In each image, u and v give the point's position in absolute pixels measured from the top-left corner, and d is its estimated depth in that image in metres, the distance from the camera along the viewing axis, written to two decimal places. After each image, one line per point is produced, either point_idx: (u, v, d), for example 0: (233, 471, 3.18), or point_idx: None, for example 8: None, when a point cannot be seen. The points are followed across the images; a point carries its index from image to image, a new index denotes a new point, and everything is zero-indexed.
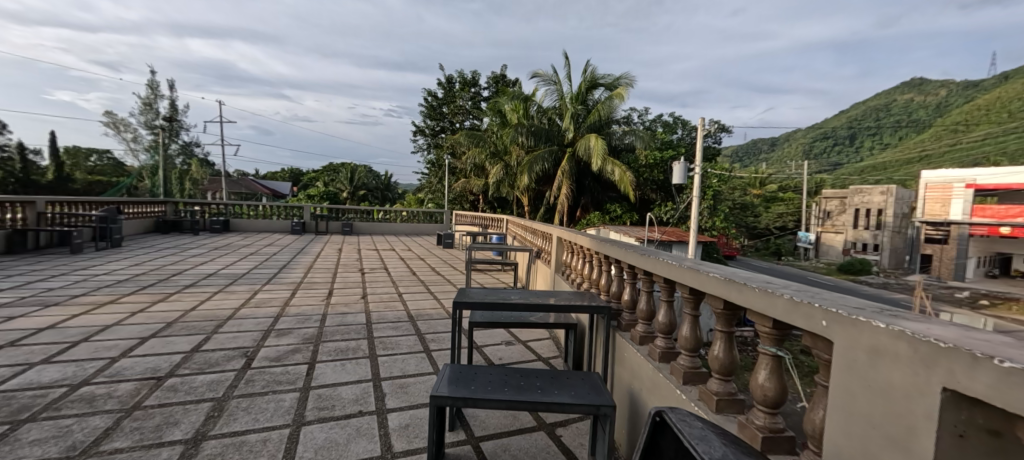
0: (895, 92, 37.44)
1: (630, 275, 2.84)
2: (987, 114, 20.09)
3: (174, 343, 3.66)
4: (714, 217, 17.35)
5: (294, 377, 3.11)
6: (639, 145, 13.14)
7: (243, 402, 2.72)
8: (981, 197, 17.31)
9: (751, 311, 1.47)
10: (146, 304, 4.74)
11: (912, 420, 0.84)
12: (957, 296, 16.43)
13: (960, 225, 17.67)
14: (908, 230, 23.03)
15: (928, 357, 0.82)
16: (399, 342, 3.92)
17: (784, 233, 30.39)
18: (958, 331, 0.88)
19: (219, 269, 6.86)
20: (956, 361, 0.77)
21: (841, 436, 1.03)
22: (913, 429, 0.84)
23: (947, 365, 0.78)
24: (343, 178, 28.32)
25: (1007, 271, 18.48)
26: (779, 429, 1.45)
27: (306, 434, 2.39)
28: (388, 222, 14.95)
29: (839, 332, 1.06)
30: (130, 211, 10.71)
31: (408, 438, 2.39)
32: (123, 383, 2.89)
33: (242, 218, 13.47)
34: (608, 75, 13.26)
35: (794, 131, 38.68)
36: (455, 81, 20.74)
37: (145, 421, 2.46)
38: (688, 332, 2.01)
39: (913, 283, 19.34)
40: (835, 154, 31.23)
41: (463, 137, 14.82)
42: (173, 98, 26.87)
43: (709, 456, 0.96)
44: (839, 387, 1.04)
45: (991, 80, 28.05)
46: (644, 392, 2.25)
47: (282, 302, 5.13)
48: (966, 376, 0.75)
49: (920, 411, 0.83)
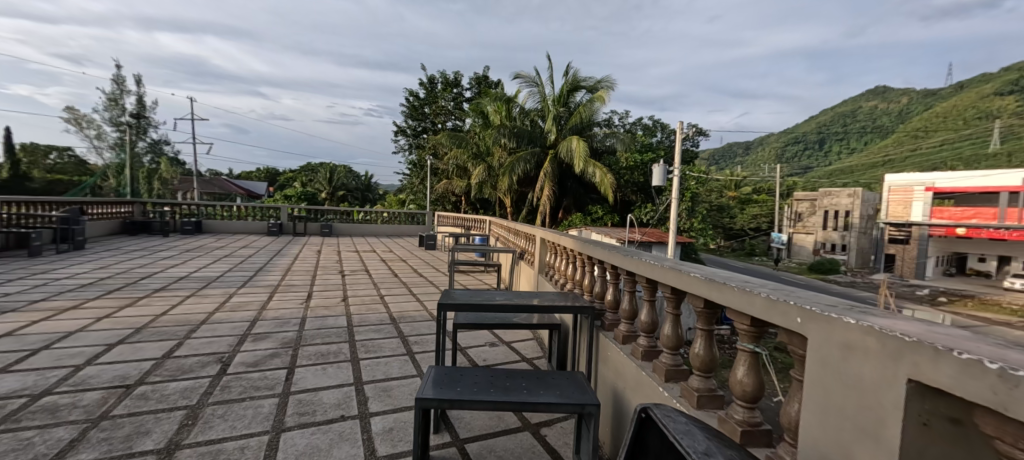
0: (861, 99, 39.39)
1: (614, 275, 2.88)
2: (944, 122, 22.07)
3: (144, 349, 3.53)
4: (693, 219, 17.70)
5: (272, 382, 3.04)
6: (620, 147, 13.25)
7: (219, 409, 2.63)
8: (939, 200, 18.35)
9: (730, 309, 1.53)
10: (112, 309, 4.53)
11: (882, 411, 0.89)
12: (917, 293, 17.32)
13: (921, 226, 18.62)
14: (873, 231, 24.00)
15: (895, 352, 0.87)
16: (382, 345, 3.87)
17: (759, 233, 31.25)
18: (923, 326, 0.95)
19: (191, 271, 6.61)
20: (921, 355, 0.82)
21: (817, 428, 1.09)
22: (881, 419, 0.90)
23: (914, 359, 0.84)
24: (321, 178, 27.82)
25: (963, 269, 19.48)
26: (757, 423, 1.51)
27: (286, 441, 2.34)
28: (369, 224, 14.62)
29: (813, 328, 1.11)
30: (95, 212, 10.18)
31: (392, 442, 2.37)
32: (89, 392, 2.77)
33: (216, 219, 13.00)
34: (590, 78, 13.31)
35: (767, 136, 40.21)
36: (437, 81, 20.60)
37: (114, 431, 2.36)
38: (670, 330, 2.07)
39: (878, 281, 20.21)
40: (806, 158, 32.50)
41: (445, 138, 14.76)
42: (141, 94, 25.65)
43: (693, 450, 1.00)
44: (813, 381, 1.10)
45: (949, 89, 29.78)
46: (628, 390, 2.30)
47: (258, 305, 4.99)
48: (933, 369, 0.80)
49: (888, 401, 0.88)
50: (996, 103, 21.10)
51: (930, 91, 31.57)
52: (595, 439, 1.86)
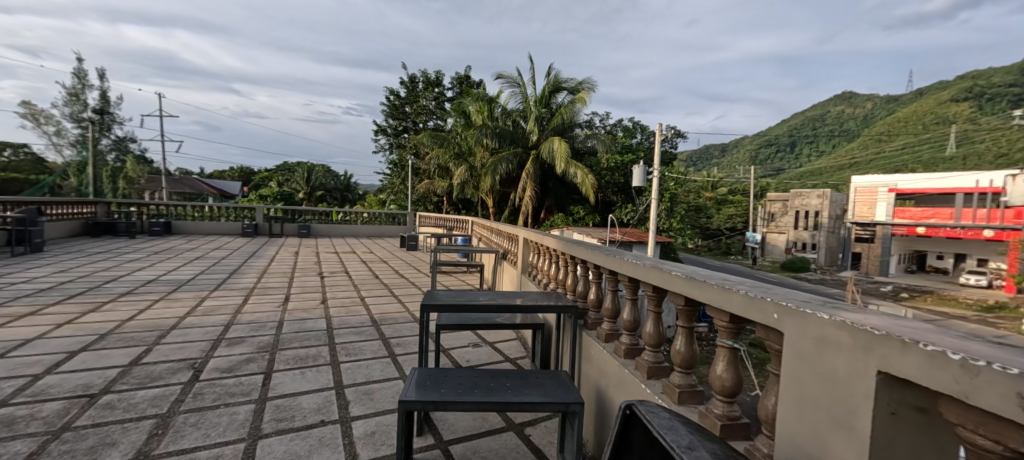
0: (829, 104, 40.99)
1: (596, 274, 2.91)
2: (907, 126, 23.22)
3: (109, 356, 3.36)
4: (672, 219, 18.07)
5: (248, 388, 2.95)
6: (601, 148, 13.38)
7: (191, 417, 2.54)
8: (901, 200, 19.42)
9: (710, 307, 1.56)
10: (74, 315, 4.31)
11: (854, 402, 0.93)
12: (881, 290, 18.14)
13: (885, 226, 19.61)
14: (840, 231, 24.97)
15: (866, 345, 0.91)
16: (363, 348, 3.80)
17: (733, 233, 32.13)
18: (890, 320, 0.99)
19: (160, 275, 6.35)
20: (889, 348, 0.86)
21: (794, 421, 1.12)
22: (854, 410, 0.94)
23: (883, 353, 0.87)
24: (298, 178, 27.19)
25: (923, 266, 20.33)
26: (736, 417, 1.56)
27: (264, 448, 2.28)
28: (349, 224, 14.34)
29: (790, 324, 1.15)
30: (55, 213, 9.66)
31: (374, 446, 2.33)
32: (49, 402, 2.62)
33: (186, 219, 12.52)
34: (571, 79, 13.40)
35: (741, 139, 41.41)
36: (418, 80, 20.40)
37: (77, 443, 2.24)
38: (651, 328, 2.11)
39: (845, 279, 21.05)
40: (778, 160, 33.61)
41: (426, 138, 14.64)
42: (105, 90, 24.51)
43: (677, 445, 1.01)
44: (790, 375, 1.14)
45: (909, 96, 31.27)
46: (611, 388, 2.32)
47: (233, 309, 4.83)
48: (899, 359, 0.84)
49: (860, 392, 0.92)
50: (951, 109, 22.24)
51: (892, 97, 33.09)
52: (579, 437, 1.87)
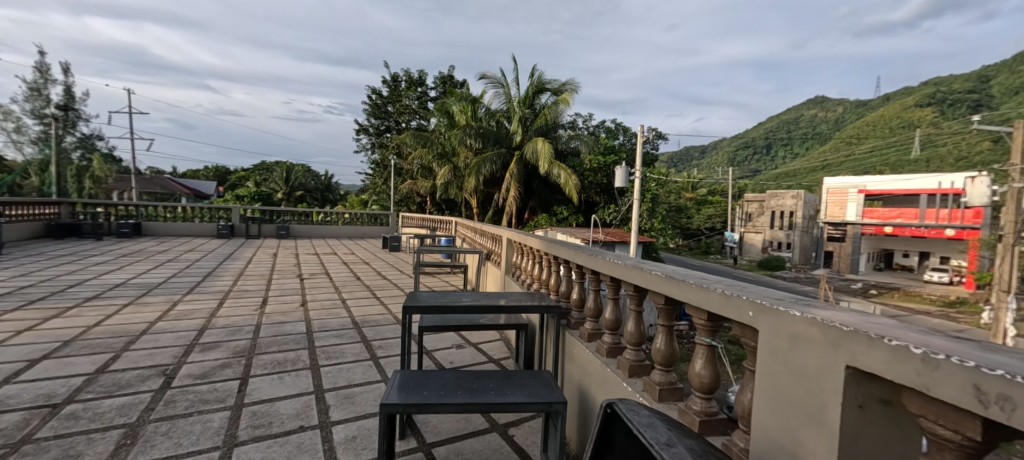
0: (802, 108, 42.27)
1: (579, 274, 2.92)
2: (874, 130, 24.15)
3: (73, 364, 3.21)
4: (653, 220, 18.34)
5: (223, 394, 2.86)
6: (584, 149, 13.46)
7: (162, 426, 2.45)
8: (870, 201, 20.49)
9: (689, 305, 1.59)
10: (36, 321, 4.10)
11: (825, 397, 0.96)
12: (851, 287, 18.84)
13: (855, 225, 20.60)
14: (813, 231, 25.80)
15: (835, 340, 0.94)
16: (344, 351, 3.73)
17: (712, 233, 32.84)
18: (858, 317, 1.03)
19: (129, 278, 6.09)
20: (856, 342, 0.89)
21: (768, 416, 1.15)
22: (824, 404, 0.97)
23: (850, 348, 0.90)
24: (276, 178, 26.56)
25: (891, 264, 21.98)
26: (713, 413, 1.59)
27: (240, 456, 2.21)
28: (330, 225, 14.06)
29: (764, 321, 1.18)
30: (14, 214, 9.17)
31: (355, 450, 2.29)
32: (7, 414, 2.49)
33: (157, 220, 12.06)
34: (555, 80, 13.45)
35: (719, 141, 42.39)
36: (401, 80, 20.18)
37: (38, 456, 2.13)
38: (633, 327, 2.13)
39: (817, 277, 21.76)
40: (754, 162, 34.51)
41: (409, 137, 14.49)
42: (69, 84, 23.45)
43: (655, 441, 1.03)
44: (764, 371, 1.17)
45: (876, 100, 32.50)
46: (594, 387, 2.34)
47: (207, 313, 4.67)
48: (865, 353, 0.87)
49: (830, 387, 0.95)
50: (915, 113, 23.20)
51: (861, 102, 34.33)
52: (562, 436, 1.88)
